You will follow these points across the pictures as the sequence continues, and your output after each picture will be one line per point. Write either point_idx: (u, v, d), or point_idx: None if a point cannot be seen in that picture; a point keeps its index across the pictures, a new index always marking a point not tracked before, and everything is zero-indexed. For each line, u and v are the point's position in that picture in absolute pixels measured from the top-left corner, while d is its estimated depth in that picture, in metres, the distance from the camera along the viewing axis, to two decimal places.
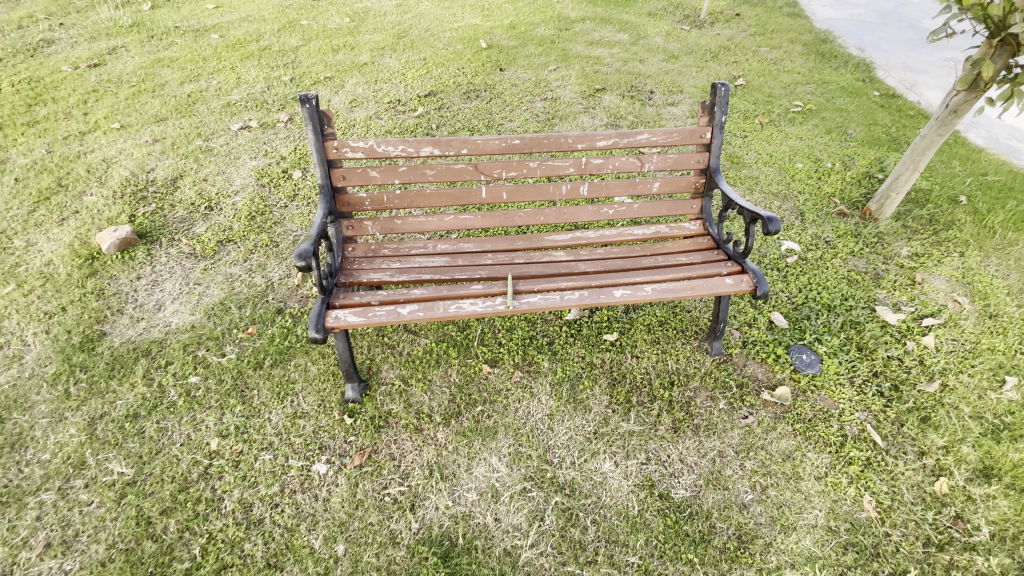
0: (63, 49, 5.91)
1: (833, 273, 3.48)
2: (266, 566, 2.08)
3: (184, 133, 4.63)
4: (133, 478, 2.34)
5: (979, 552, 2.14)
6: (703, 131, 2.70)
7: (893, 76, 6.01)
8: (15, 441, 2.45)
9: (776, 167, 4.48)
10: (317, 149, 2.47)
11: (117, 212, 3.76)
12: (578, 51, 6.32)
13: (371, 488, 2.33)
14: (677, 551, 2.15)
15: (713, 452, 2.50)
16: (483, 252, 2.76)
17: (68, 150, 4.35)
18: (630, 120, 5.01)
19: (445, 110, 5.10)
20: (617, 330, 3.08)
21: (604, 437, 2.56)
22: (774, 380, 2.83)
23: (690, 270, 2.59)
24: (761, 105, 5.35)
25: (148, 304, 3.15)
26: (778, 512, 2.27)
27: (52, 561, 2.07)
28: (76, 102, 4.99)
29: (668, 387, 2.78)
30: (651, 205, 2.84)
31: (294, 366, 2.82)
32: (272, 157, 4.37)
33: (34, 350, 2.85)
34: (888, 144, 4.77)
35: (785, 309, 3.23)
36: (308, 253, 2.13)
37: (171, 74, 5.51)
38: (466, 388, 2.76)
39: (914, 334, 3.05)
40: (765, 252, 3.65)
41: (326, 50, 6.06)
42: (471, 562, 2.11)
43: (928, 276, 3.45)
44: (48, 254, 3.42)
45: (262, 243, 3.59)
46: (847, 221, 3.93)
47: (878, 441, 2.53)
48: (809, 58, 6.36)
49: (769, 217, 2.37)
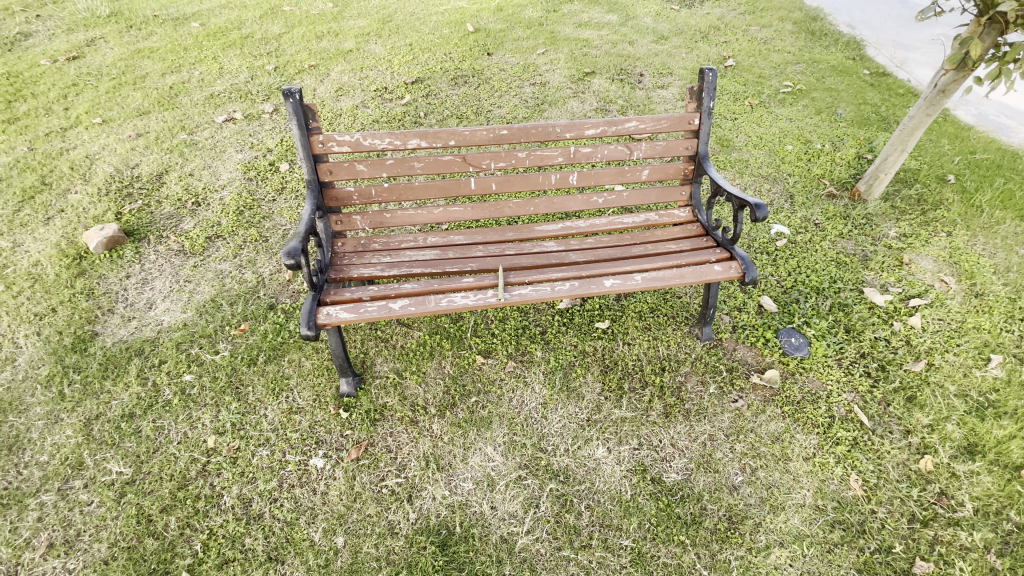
0: (41, 41, 5.77)
1: (822, 256, 3.51)
2: (267, 559, 2.12)
3: (168, 126, 4.57)
4: (132, 477, 2.36)
5: (962, 527, 2.20)
6: (691, 117, 2.70)
7: (883, 54, 5.98)
8: (13, 443, 2.46)
9: (766, 150, 4.48)
10: (303, 144, 2.44)
11: (103, 209, 3.72)
12: (566, 33, 6.23)
13: (369, 481, 2.37)
14: (669, 533, 2.20)
15: (704, 436, 2.55)
16: (474, 244, 2.76)
17: (50, 147, 4.28)
18: (620, 104, 4.98)
19: (433, 97, 5.04)
20: (609, 317, 3.11)
21: (597, 424, 2.60)
22: (763, 364, 2.87)
23: (679, 257, 2.60)
24: (751, 86, 5.33)
25: (139, 303, 3.14)
26: (768, 493, 2.33)
27: (56, 561, 2.09)
28: (56, 96, 4.89)
29: (659, 373, 2.82)
30: (641, 193, 2.84)
31: (288, 362, 2.84)
32: (258, 150, 4.33)
33: (26, 352, 2.84)
34: (878, 124, 4.77)
35: (775, 293, 3.26)
36: (297, 251, 2.13)
37: (153, 65, 5.41)
38: (460, 379, 2.79)
39: (901, 314, 3.10)
40: (755, 236, 3.67)
41: (310, 37, 5.95)
42: (469, 550, 2.15)
43: (917, 256, 3.49)
44: (35, 254, 3.39)
45: (252, 238, 3.57)
46: (836, 202, 3.95)
47: (866, 421, 2.58)
48: (799, 36, 6.32)
49: (758, 204, 2.37)
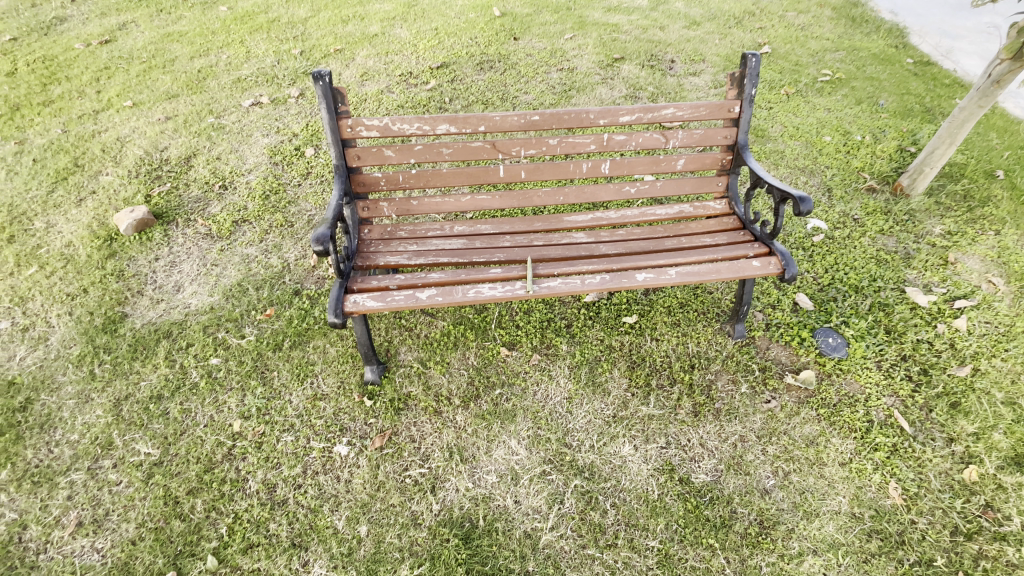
0: (74, 25, 5.83)
1: (861, 252, 3.37)
2: (291, 545, 2.12)
3: (196, 110, 4.58)
4: (159, 458, 2.38)
5: (1009, 542, 2.09)
6: (731, 105, 2.58)
7: (928, 42, 5.70)
8: (45, 422, 2.50)
9: (803, 141, 4.31)
10: (331, 128, 2.40)
11: (133, 192, 3.76)
12: (595, 18, 6.08)
13: (392, 470, 2.36)
14: (698, 536, 2.14)
15: (735, 436, 2.47)
16: (501, 233, 2.70)
17: (83, 129, 4.33)
18: (650, 91, 4.83)
19: (458, 83, 4.96)
20: (637, 312, 3.04)
21: (624, 421, 2.54)
22: (798, 364, 2.77)
23: (715, 252, 2.50)
24: (788, 74, 5.13)
25: (167, 285, 3.16)
26: (801, 498, 2.25)
27: (85, 539, 2.13)
28: (88, 79, 4.94)
29: (689, 370, 2.74)
30: (675, 183, 2.74)
31: (313, 348, 2.83)
32: (284, 134, 4.32)
33: (58, 331, 2.89)
34: (922, 115, 4.55)
35: (811, 290, 3.14)
36: (326, 238, 2.10)
37: (181, 49, 5.42)
38: (484, 371, 2.75)
39: (945, 316, 2.95)
40: (791, 231, 3.54)
41: (335, 21, 5.91)
42: (492, 544, 2.13)
43: (962, 256, 3.33)
44: (68, 235, 3.43)
45: (277, 223, 3.56)
46: (877, 197, 3.78)
47: (906, 427, 2.47)
48: (839, 22, 6.06)
49: (801, 197, 2.26)
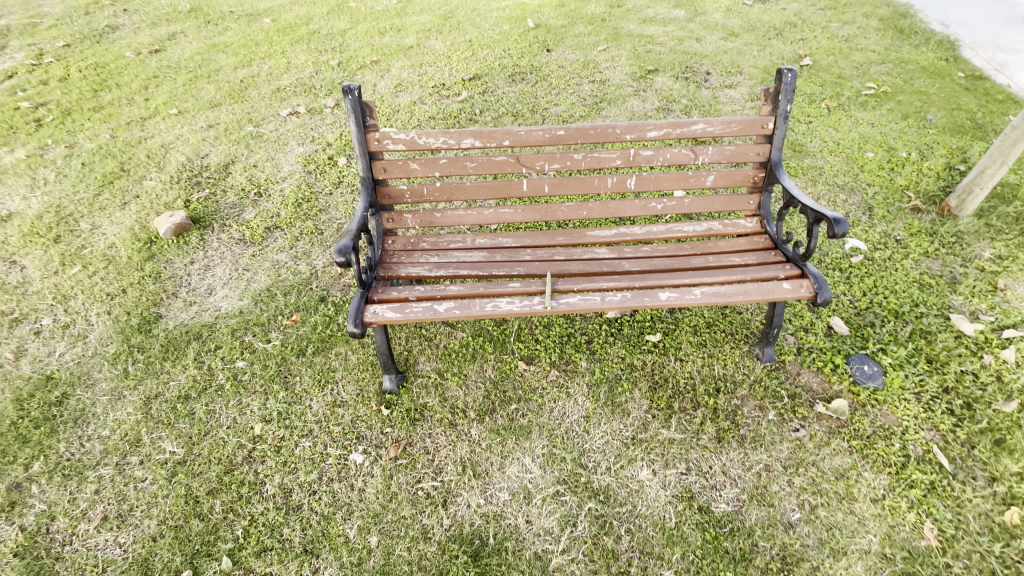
0: (127, 35, 6.15)
1: (902, 275, 3.21)
2: (303, 551, 2.14)
3: (237, 118, 4.76)
4: (183, 457, 2.45)
5: None
6: (765, 121, 2.50)
7: (981, 55, 5.41)
8: (79, 416, 2.62)
9: (844, 156, 4.15)
10: (359, 141, 2.44)
11: (174, 196, 3.92)
12: (629, 29, 6.03)
13: (405, 481, 2.36)
14: (714, 568, 2.06)
15: (759, 465, 2.37)
16: (523, 247, 2.68)
17: (130, 135, 4.56)
18: (683, 104, 4.75)
19: (489, 94, 4.99)
20: (660, 330, 2.97)
21: (642, 444, 2.47)
22: (831, 392, 2.64)
23: (743, 272, 2.42)
24: (829, 87, 4.96)
25: (200, 288, 3.27)
26: (828, 534, 2.14)
27: (108, 533, 2.20)
28: (138, 88, 5.20)
29: (714, 394, 2.65)
30: (704, 200, 2.67)
31: (335, 355, 2.87)
32: (318, 144, 4.43)
33: (97, 329, 3.02)
34: (973, 132, 4.31)
35: (847, 314, 3.00)
36: (348, 249, 2.12)
37: (226, 60, 5.65)
38: (501, 385, 2.73)
39: (992, 346, 2.77)
40: (827, 251, 3.40)
41: (373, 33, 6.05)
42: (501, 563, 2.10)
43: (1013, 282, 3.12)
44: (111, 237, 3.60)
45: (308, 230, 3.65)
46: (922, 217, 3.59)
47: (945, 464, 2.32)
48: (886, 34, 5.83)
49: (837, 219, 2.16)
